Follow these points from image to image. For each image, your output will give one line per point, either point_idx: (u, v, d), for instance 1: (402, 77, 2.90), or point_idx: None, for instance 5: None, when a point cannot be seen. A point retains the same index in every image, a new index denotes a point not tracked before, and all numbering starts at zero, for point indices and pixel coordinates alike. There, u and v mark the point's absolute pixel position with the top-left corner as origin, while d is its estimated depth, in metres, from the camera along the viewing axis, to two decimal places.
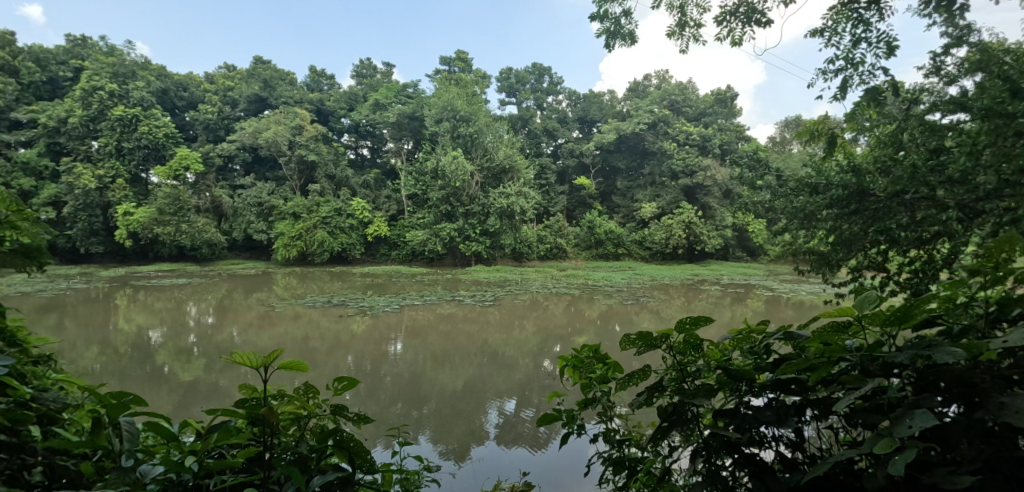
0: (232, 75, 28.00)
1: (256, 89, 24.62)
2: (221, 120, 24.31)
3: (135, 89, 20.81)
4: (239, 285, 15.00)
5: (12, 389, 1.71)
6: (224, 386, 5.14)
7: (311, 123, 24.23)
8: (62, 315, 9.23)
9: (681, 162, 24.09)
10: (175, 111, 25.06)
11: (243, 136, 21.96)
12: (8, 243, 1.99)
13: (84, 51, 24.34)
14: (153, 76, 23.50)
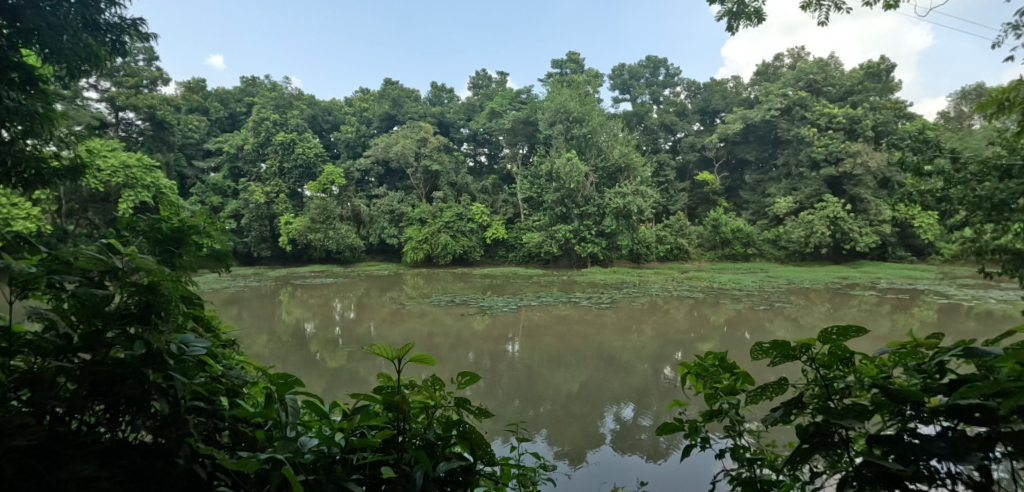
0: (367, 97, 31.38)
1: (387, 108, 27.26)
2: (359, 139, 27.41)
3: (292, 117, 24.44)
4: (374, 285, 16.71)
5: (209, 366, 2.16)
6: (362, 374, 5.79)
7: (433, 135, 26.12)
8: (242, 308, 11.18)
9: (824, 150, 20.93)
10: (323, 133, 28.88)
11: (377, 151, 24.42)
12: (205, 248, 2.52)
13: (256, 89, 29.33)
14: (305, 104, 27.44)
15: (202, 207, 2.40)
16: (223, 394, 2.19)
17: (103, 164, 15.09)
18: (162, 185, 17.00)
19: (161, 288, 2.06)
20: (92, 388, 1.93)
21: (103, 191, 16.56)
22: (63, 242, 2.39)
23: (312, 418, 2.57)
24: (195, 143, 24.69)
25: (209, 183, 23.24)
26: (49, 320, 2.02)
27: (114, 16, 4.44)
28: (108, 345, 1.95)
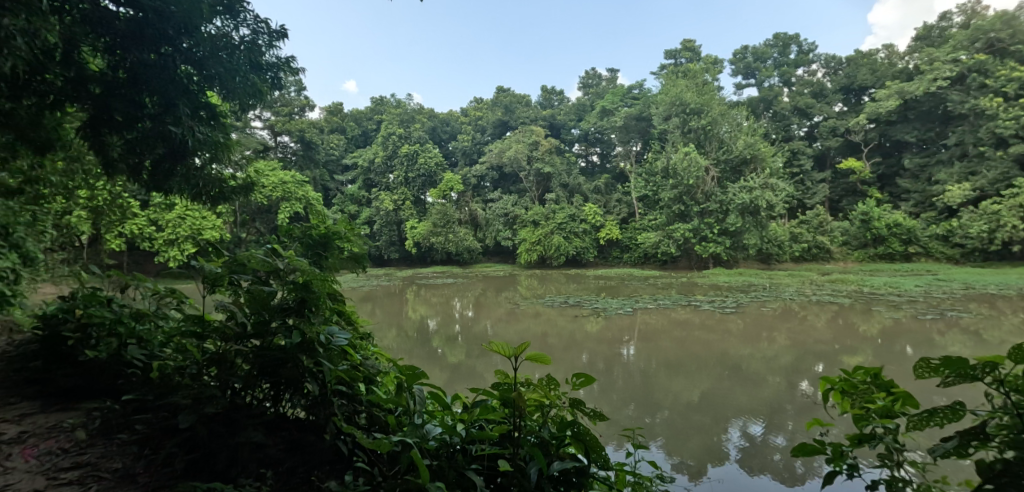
0: (482, 105, 32.85)
1: (499, 115, 28.22)
2: (475, 146, 28.79)
3: (415, 130, 26.76)
4: (489, 285, 17.38)
5: (350, 355, 2.45)
6: (480, 369, 6.10)
7: (545, 137, 26.42)
8: (376, 305, 12.42)
9: (1012, 124, 16.65)
10: (442, 143, 30.92)
11: (491, 157, 25.42)
12: (347, 251, 2.88)
13: (384, 108, 32.49)
14: (426, 118, 29.64)
15: (343, 215, 2.75)
16: (361, 381, 2.48)
17: (268, 181, 17.97)
18: (311, 197, 19.74)
19: (312, 286, 2.41)
20: (262, 369, 2.38)
21: (268, 204, 19.68)
22: (241, 246, 2.91)
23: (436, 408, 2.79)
24: (336, 159, 28.16)
25: (347, 194, 26.46)
26: (231, 311, 2.51)
27: (273, 56, 5.31)
28: (273, 333, 2.36)
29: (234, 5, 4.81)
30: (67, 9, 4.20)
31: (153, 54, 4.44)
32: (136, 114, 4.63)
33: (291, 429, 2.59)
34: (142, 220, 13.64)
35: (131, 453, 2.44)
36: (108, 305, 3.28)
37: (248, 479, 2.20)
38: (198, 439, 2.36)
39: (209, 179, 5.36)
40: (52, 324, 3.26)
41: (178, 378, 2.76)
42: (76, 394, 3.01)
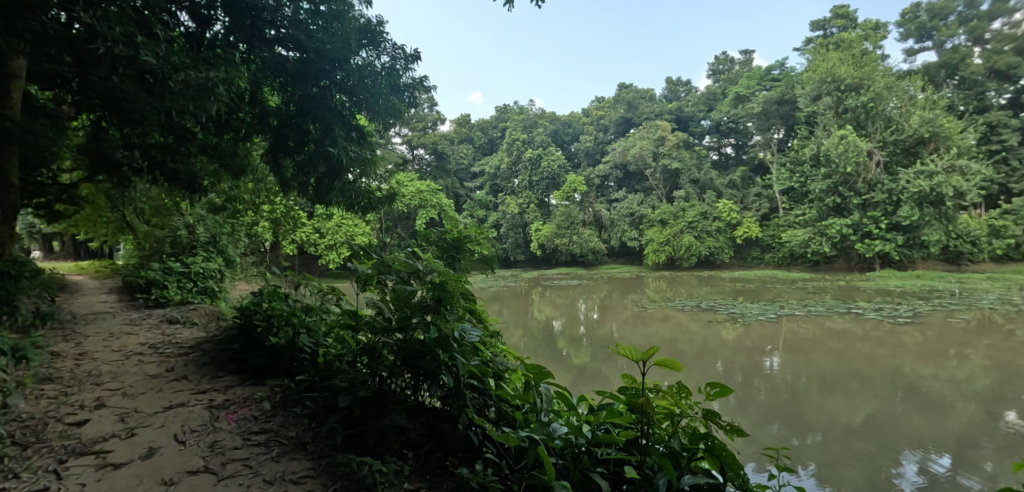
0: (602, 104, 32.32)
1: (621, 112, 27.50)
2: (597, 146, 28.40)
3: (537, 135, 27.44)
4: (616, 287, 16.95)
5: (481, 351, 2.63)
6: (606, 373, 5.97)
7: (671, 132, 25.08)
8: (504, 305, 12.89)
9: None
10: (564, 146, 31.12)
11: (614, 156, 24.87)
12: (476, 253, 3.06)
13: (507, 116, 33.80)
14: (547, 121, 30.13)
15: (473, 220, 2.93)
16: (491, 376, 2.63)
17: (407, 191, 19.83)
18: (444, 203, 21.28)
19: (447, 286, 2.59)
20: (404, 360, 2.66)
21: (407, 211, 21.70)
22: (385, 249, 3.25)
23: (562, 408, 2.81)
24: (465, 168, 30.02)
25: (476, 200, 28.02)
26: (379, 306, 2.81)
27: (408, 77, 5.87)
28: (414, 328, 2.61)
29: (376, 36, 5.41)
30: (253, 57, 5.02)
31: (314, 87, 5.21)
32: (302, 139, 5.48)
33: (428, 417, 2.79)
34: (310, 228, 15.97)
35: (302, 425, 2.88)
36: (286, 300, 3.93)
37: (393, 457, 2.48)
38: (353, 419, 2.73)
39: (360, 192, 6.31)
40: (247, 314, 4.00)
41: (337, 365, 3.18)
42: (262, 371, 3.63)
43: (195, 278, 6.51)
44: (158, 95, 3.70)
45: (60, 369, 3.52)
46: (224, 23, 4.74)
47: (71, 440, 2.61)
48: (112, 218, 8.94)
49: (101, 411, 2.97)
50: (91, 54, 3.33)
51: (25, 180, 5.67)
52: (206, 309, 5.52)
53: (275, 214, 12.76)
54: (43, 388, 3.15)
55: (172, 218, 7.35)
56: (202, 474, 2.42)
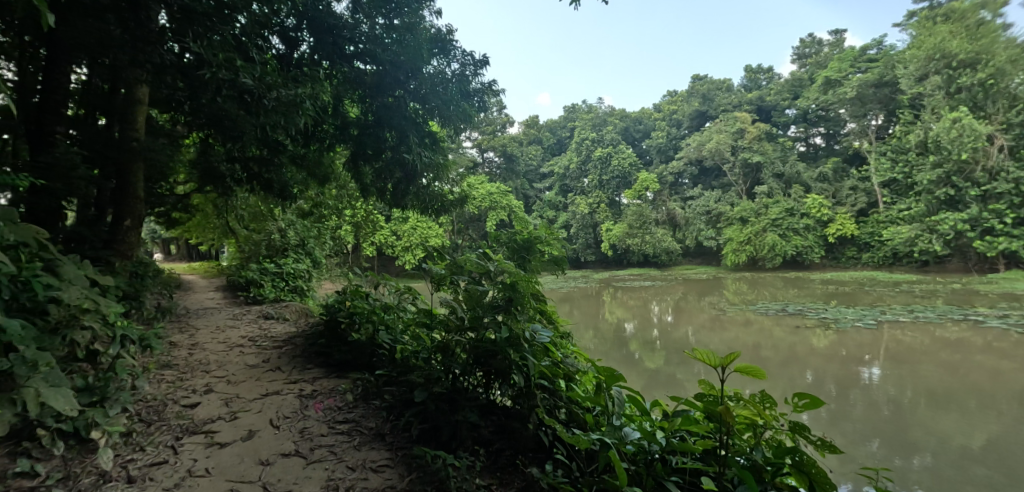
0: (676, 98, 31.02)
1: (696, 105, 26.20)
2: (670, 141, 27.31)
3: (607, 133, 26.93)
4: (692, 289, 16.14)
5: (551, 352, 2.63)
6: (681, 379, 5.71)
7: (752, 123, 23.51)
8: (573, 306, 12.77)
9: None
10: (635, 143, 30.26)
11: (690, 152, 23.73)
12: (546, 254, 3.06)
13: (575, 115, 33.50)
14: (617, 119, 29.48)
15: (543, 221, 2.94)
16: (562, 378, 2.62)
17: (478, 193, 20.29)
18: (513, 205, 21.52)
19: (518, 286, 2.63)
20: (476, 358, 2.74)
21: (478, 213, 22.17)
22: (457, 249, 3.35)
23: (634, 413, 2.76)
24: (534, 169, 30.14)
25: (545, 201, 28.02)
26: (452, 306, 2.90)
27: (478, 83, 6.01)
28: (485, 327, 2.67)
29: (447, 45, 5.60)
30: (335, 73, 5.37)
31: (390, 97, 5.51)
32: (380, 147, 5.87)
33: (499, 415, 2.84)
34: (388, 231, 16.81)
35: (381, 417, 3.04)
36: (367, 298, 4.18)
37: (465, 452, 2.55)
38: (428, 413, 2.83)
39: (433, 196, 6.58)
40: (331, 311, 4.30)
41: (413, 361, 3.33)
42: (346, 365, 3.89)
43: (287, 277, 7.09)
44: (254, 112, 4.07)
45: (177, 357, 3.99)
46: (309, 43, 5.12)
47: (186, 419, 2.94)
48: (218, 223, 9.98)
49: (210, 395, 3.33)
50: (199, 78, 3.73)
51: (149, 191, 6.47)
52: (296, 307, 5.99)
53: (356, 218, 13.57)
54: (163, 373, 3.59)
55: (268, 223, 8.07)
56: (293, 457, 2.63)
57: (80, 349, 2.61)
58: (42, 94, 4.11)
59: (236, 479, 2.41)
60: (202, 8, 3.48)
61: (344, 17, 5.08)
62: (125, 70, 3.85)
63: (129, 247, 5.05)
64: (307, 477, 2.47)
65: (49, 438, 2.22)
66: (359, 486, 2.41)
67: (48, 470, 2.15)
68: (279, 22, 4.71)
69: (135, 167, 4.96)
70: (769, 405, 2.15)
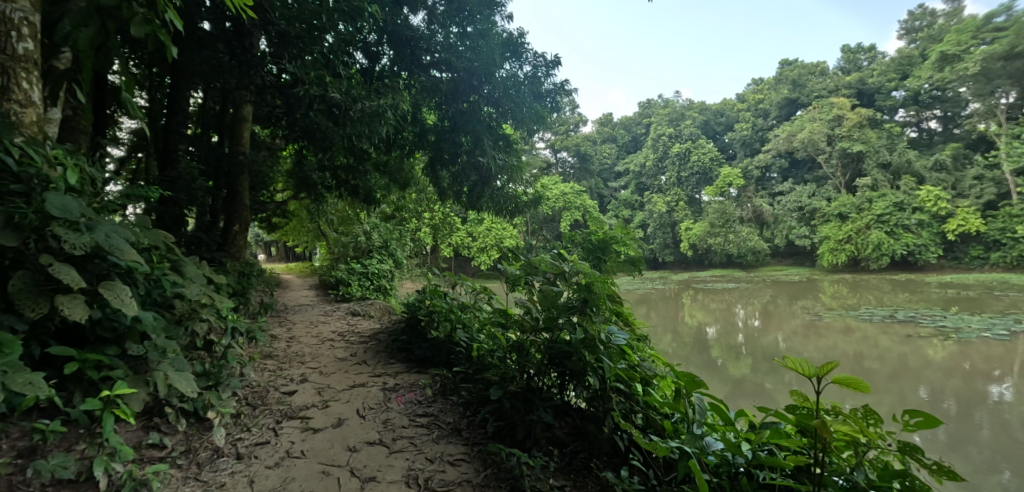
0: (762, 86, 28.92)
1: (785, 93, 24.23)
2: (756, 133, 25.49)
3: (686, 127, 25.76)
4: (782, 292, 14.90)
5: (628, 355, 2.58)
6: (770, 389, 5.29)
7: (852, 109, 21.28)
8: (650, 308, 12.32)
9: None
10: (716, 137, 28.61)
11: (778, 143, 21.99)
12: (622, 255, 3.01)
13: (652, 110, 32.40)
14: (697, 112, 28.08)
15: (620, 222, 2.88)
16: (639, 381, 2.55)
17: (552, 193, 20.34)
18: (587, 205, 21.22)
19: (593, 287, 2.61)
20: (551, 359, 2.76)
21: (552, 214, 22.15)
22: (532, 250, 3.36)
23: (718, 422, 2.63)
24: (609, 167, 29.60)
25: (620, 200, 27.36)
26: (527, 306, 2.93)
27: (551, 83, 6.02)
28: (560, 328, 2.68)
29: (519, 48, 5.66)
30: (414, 82, 5.64)
31: (465, 103, 5.69)
32: (457, 151, 6.09)
33: (574, 417, 2.83)
34: (464, 233, 17.33)
35: (458, 412, 3.14)
36: (445, 297, 4.35)
37: (540, 452, 2.57)
38: (503, 411, 2.88)
39: (507, 197, 6.70)
40: (412, 310, 4.53)
41: (488, 359, 3.40)
42: (426, 361, 4.06)
43: (372, 277, 7.54)
44: (342, 123, 4.39)
45: (277, 348, 4.40)
46: (389, 55, 5.42)
47: (285, 404, 3.23)
48: (312, 227, 10.86)
49: (305, 384, 3.63)
50: (295, 95, 4.09)
51: (254, 199, 7.19)
52: (380, 305, 6.35)
53: (432, 220, 14.12)
54: (266, 362, 3.97)
55: (355, 226, 8.65)
56: (377, 445, 2.80)
57: (199, 339, 2.96)
58: (169, 116, 4.71)
59: (327, 462, 2.61)
60: (296, 31, 3.81)
61: (420, 29, 5.31)
62: (234, 91, 4.30)
63: (239, 250, 5.60)
64: (390, 465, 2.61)
65: (174, 415, 2.53)
66: (437, 477, 2.51)
67: (173, 443, 2.46)
68: (363, 38, 5.02)
69: (242, 177, 5.52)
70: (873, 421, 1.92)
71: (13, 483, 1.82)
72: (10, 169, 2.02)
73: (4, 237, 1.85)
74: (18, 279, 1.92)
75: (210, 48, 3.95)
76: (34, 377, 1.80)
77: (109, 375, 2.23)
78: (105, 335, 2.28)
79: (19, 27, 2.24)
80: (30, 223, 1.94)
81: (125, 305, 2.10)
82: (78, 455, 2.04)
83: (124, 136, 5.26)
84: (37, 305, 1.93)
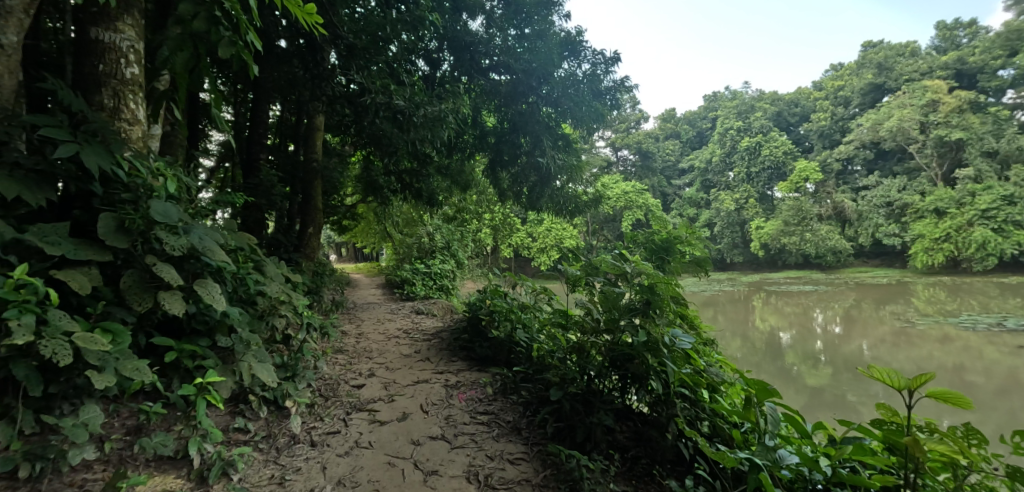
0: (842, 72, 26.63)
1: (871, 78, 22.04)
2: (836, 124, 23.45)
3: (756, 120, 24.29)
4: (867, 295, 13.63)
5: (693, 359, 2.50)
6: (853, 402, 4.87)
7: (950, 92, 18.97)
8: (717, 311, 11.75)
9: None
10: (790, 129, 26.69)
11: (863, 133, 20.12)
12: (687, 256, 2.90)
13: (718, 103, 30.87)
14: (768, 103, 26.43)
15: (684, 221, 2.78)
16: (706, 387, 2.46)
17: (612, 193, 19.97)
18: (650, 204, 20.54)
19: (657, 289, 2.56)
20: (613, 361, 2.73)
21: (613, 214, 21.71)
22: (592, 250, 3.31)
23: (793, 434, 2.47)
24: (672, 164, 28.70)
25: (685, 198, 26.34)
26: (588, 307, 2.89)
27: (610, 81, 5.94)
28: (622, 330, 2.64)
29: (577, 47, 5.63)
30: (474, 86, 5.75)
31: (524, 104, 5.75)
32: (516, 152, 6.14)
33: (635, 422, 2.76)
34: (524, 233, 17.45)
35: (518, 411, 3.17)
36: (505, 297, 4.40)
37: (599, 455, 2.54)
38: (563, 412, 2.87)
39: (567, 197, 6.71)
40: (474, 309, 4.62)
41: (549, 359, 3.40)
42: (486, 360, 4.12)
43: (435, 277, 7.78)
44: (406, 129, 4.57)
45: (347, 344, 4.66)
46: (450, 61, 5.56)
47: (354, 397, 3.41)
48: (379, 229, 11.41)
49: (372, 378, 3.81)
50: (362, 104, 4.30)
51: (327, 203, 7.68)
52: (442, 304, 6.54)
53: (492, 221, 14.33)
54: (337, 357, 4.21)
55: (419, 228, 9.02)
56: (439, 440, 2.88)
57: (278, 333, 3.19)
58: (251, 128, 5.12)
59: (393, 454, 2.72)
60: (363, 43, 4.02)
61: (479, 33, 5.42)
62: (308, 103, 4.61)
63: (313, 250, 5.97)
64: (452, 460, 2.69)
65: (257, 403, 2.76)
66: (497, 475, 2.54)
67: (256, 428, 2.67)
68: (424, 46, 5.18)
69: (315, 183, 5.88)
70: (976, 441, 1.71)
71: (123, 457, 2.06)
72: (121, 181, 2.29)
73: (118, 239, 2.10)
74: (129, 277, 2.17)
75: (286, 63, 4.24)
76: (141, 364, 2.03)
77: (201, 364, 2.46)
78: (198, 327, 2.52)
79: (126, 55, 2.54)
80: (138, 228, 2.19)
81: (216, 301, 2.32)
82: (177, 434, 2.28)
83: (214, 147, 5.78)
84: (143, 300, 2.17)
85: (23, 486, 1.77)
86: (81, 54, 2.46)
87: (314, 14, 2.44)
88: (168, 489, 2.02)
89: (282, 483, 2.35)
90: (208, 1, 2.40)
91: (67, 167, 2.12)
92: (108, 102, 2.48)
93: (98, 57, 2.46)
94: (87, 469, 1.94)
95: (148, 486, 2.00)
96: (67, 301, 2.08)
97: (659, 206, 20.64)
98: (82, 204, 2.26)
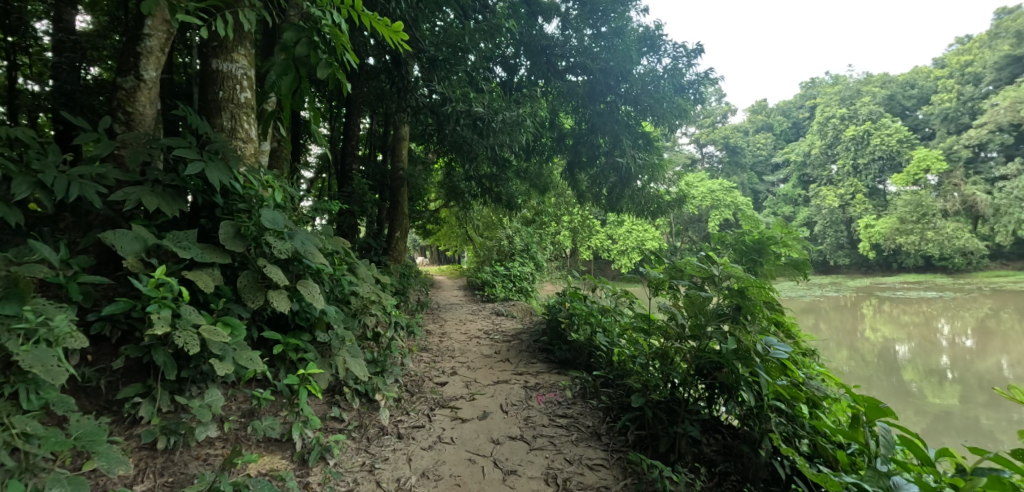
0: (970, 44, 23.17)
1: (1007, 48, 18.46)
2: (963, 105, 20.37)
3: (863, 105, 21.79)
4: (1008, 304, 11.62)
5: (791, 370, 2.31)
6: (990, 430, 4.19)
7: None
8: (819, 318, 10.71)
9: None
10: (906, 113, 23.61)
11: (998, 114, 17.22)
12: (783, 258, 2.69)
13: (818, 90, 28.27)
14: (878, 88, 23.91)
15: (777, 219, 2.57)
16: (806, 402, 2.28)
17: (697, 192, 18.97)
18: (740, 203, 19.14)
19: (747, 293, 2.42)
20: (699, 369, 2.60)
21: (699, 213, 20.70)
22: (675, 252, 3.13)
23: (913, 461, 2.19)
24: (766, 160, 26.75)
25: (780, 194, 24.44)
26: (672, 312, 2.75)
27: (693, 74, 5.71)
28: (709, 337, 2.51)
29: (656, 41, 5.46)
30: (551, 89, 5.79)
31: (602, 104, 5.68)
32: (595, 153, 6.08)
33: (725, 435, 2.62)
34: (603, 235, 17.22)
35: (598, 417, 3.12)
36: (585, 300, 4.32)
37: (684, 468, 2.44)
38: (646, 420, 2.79)
39: (648, 197, 6.53)
40: (553, 311, 4.62)
41: (630, 364, 3.30)
42: (566, 363, 4.12)
43: (514, 279, 7.89)
44: (485, 135, 4.69)
45: (431, 342, 4.89)
46: (526, 66, 5.65)
47: (437, 394, 3.56)
48: (461, 232, 11.86)
49: (455, 376, 3.95)
50: (444, 113, 4.46)
51: (413, 209, 8.14)
52: (521, 306, 6.64)
53: (570, 223, 14.25)
54: (422, 354, 4.42)
55: (500, 231, 9.25)
56: (518, 441, 2.93)
57: (370, 331, 3.42)
58: (345, 141, 5.56)
59: (474, 451, 2.81)
60: (443, 54, 4.18)
61: (556, 36, 5.46)
62: (394, 114, 4.89)
63: (400, 253, 6.33)
64: (531, 461, 2.71)
65: (350, 395, 2.95)
66: (576, 480, 2.53)
67: (349, 417, 2.88)
68: (502, 53, 5.32)
69: (402, 190, 6.24)
70: None
71: (239, 436, 2.32)
72: (237, 192, 2.59)
73: (235, 244, 2.38)
74: (244, 278, 2.45)
75: (373, 79, 4.56)
76: (254, 355, 2.27)
77: (304, 356, 2.72)
78: (301, 323, 2.78)
79: (241, 81, 2.88)
80: (252, 233, 2.47)
81: (314, 299, 2.54)
82: (282, 419, 2.53)
83: (313, 159, 6.37)
84: (255, 299, 2.44)
85: (161, 456, 2.06)
86: (205, 83, 2.84)
87: (400, 31, 2.58)
88: (275, 468, 2.26)
89: (372, 471, 2.51)
90: (308, 28, 2.63)
91: (194, 181, 2.46)
92: (227, 124, 2.83)
93: (219, 85, 2.83)
94: (210, 445, 2.21)
95: (259, 464, 2.25)
96: (195, 298, 2.40)
97: (750, 205, 19.22)
98: (207, 214, 2.61)
